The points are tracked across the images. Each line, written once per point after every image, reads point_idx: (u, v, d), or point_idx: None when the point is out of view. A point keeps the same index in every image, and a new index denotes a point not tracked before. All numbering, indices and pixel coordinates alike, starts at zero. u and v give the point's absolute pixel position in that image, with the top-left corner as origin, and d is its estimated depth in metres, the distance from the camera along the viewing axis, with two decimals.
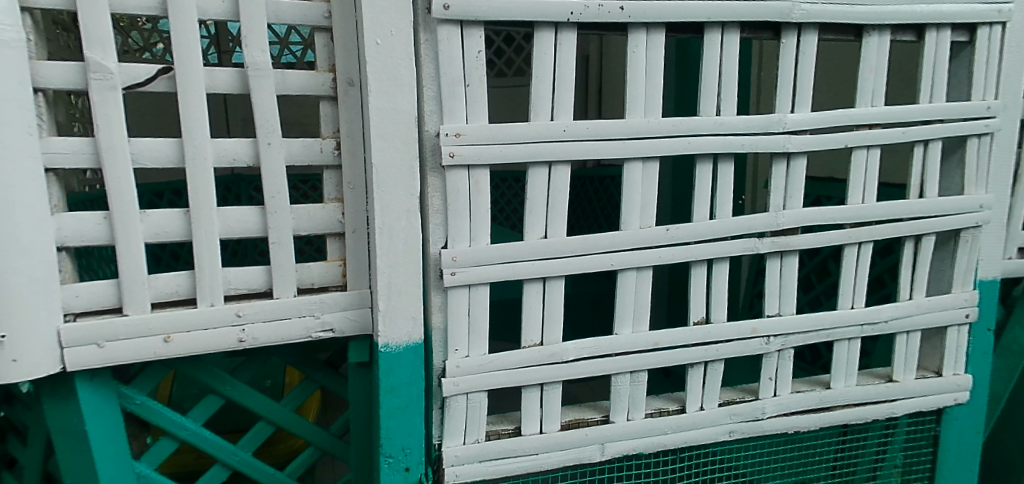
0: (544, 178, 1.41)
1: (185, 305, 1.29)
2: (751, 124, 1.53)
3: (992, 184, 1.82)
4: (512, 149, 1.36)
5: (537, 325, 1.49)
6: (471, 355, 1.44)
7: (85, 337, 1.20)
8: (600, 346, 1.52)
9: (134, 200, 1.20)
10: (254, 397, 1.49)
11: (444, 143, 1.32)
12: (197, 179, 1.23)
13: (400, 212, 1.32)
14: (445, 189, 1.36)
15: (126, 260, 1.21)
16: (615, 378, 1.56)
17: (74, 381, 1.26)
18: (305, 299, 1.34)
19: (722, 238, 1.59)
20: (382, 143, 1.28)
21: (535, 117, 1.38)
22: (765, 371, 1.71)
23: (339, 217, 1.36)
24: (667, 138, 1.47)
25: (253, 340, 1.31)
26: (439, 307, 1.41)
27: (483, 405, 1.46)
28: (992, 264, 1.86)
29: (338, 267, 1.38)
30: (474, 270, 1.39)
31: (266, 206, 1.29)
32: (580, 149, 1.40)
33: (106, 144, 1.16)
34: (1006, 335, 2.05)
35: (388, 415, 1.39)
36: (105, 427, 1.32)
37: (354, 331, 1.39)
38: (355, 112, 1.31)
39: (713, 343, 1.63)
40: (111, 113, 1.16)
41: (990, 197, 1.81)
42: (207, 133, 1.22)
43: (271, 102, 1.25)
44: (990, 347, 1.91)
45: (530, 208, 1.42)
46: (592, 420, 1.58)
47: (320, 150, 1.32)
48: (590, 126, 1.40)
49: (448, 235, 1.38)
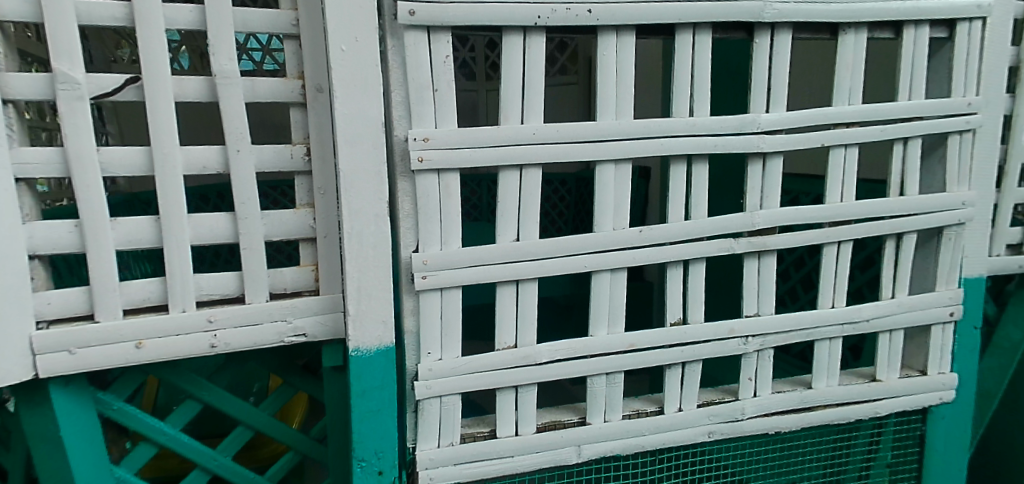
0: (515, 182, 1.42)
1: (157, 311, 1.31)
2: (724, 124, 1.53)
3: (975, 180, 1.81)
4: (481, 152, 1.37)
5: (511, 327, 1.49)
6: (444, 358, 1.45)
7: (57, 344, 1.23)
8: (575, 348, 1.52)
9: (104, 208, 1.22)
10: (231, 401, 1.51)
11: (412, 148, 1.33)
12: (166, 187, 1.24)
13: (369, 217, 1.33)
14: (415, 194, 1.37)
15: (96, 268, 1.23)
16: (591, 380, 1.57)
17: (50, 387, 1.29)
18: (277, 304, 1.36)
19: (697, 239, 1.59)
20: (349, 149, 1.29)
21: (505, 120, 1.39)
22: (744, 371, 1.71)
23: (310, 222, 1.37)
24: (639, 139, 1.47)
25: (225, 345, 1.33)
26: (411, 310, 1.42)
27: (456, 408, 1.47)
28: (976, 261, 1.85)
29: (311, 272, 1.40)
30: (446, 274, 1.40)
31: (236, 212, 1.31)
32: (550, 152, 1.41)
33: (75, 153, 1.18)
34: (998, 332, 2.03)
35: (360, 419, 1.41)
36: (82, 432, 1.34)
37: (326, 335, 1.41)
38: (324, 119, 1.32)
39: (690, 344, 1.63)
40: (79, 122, 1.17)
41: (972, 194, 1.80)
42: (176, 141, 1.24)
43: (239, 110, 1.26)
44: (976, 345, 1.89)
45: (502, 211, 1.43)
46: (568, 422, 1.58)
47: (290, 156, 1.33)
48: (560, 128, 1.40)
49: (419, 240, 1.39)
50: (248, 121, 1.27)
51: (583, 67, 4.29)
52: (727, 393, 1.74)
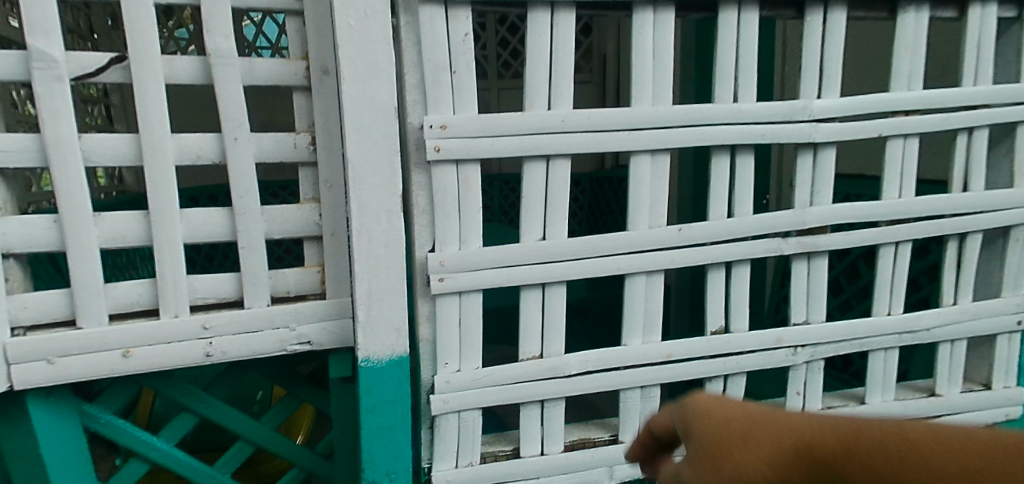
0: (542, 174, 1.28)
1: (146, 316, 1.19)
2: (772, 111, 1.38)
3: None
4: (503, 141, 1.23)
5: (536, 336, 1.36)
6: (462, 369, 1.32)
7: (35, 352, 1.12)
8: (607, 358, 1.38)
9: (86, 201, 1.10)
10: (230, 414, 1.40)
11: (427, 136, 1.20)
12: (156, 179, 1.12)
13: (380, 212, 1.20)
14: (431, 188, 1.24)
15: (78, 268, 1.12)
16: (624, 394, 1.43)
17: (28, 400, 1.18)
18: (279, 309, 1.24)
19: (741, 238, 1.45)
20: (358, 137, 1.17)
21: (530, 106, 1.25)
22: (791, 384, 1.56)
23: (315, 218, 1.25)
24: (679, 127, 1.33)
25: (221, 354, 1.21)
26: (427, 316, 1.29)
27: (475, 424, 1.34)
28: None
29: (317, 274, 1.27)
30: (464, 276, 1.27)
31: (233, 207, 1.18)
32: (581, 140, 1.27)
33: (53, 141, 1.06)
34: None
35: (369, 437, 1.27)
36: (64, 448, 1.23)
37: (334, 343, 1.28)
38: (330, 103, 1.20)
39: (732, 354, 1.48)
40: (57, 105, 1.06)
41: None
42: (166, 127, 1.11)
43: (236, 93, 1.14)
44: None
45: (527, 207, 1.30)
46: (599, 440, 1.44)
47: (293, 145, 1.20)
48: (590, 115, 1.27)
49: (435, 238, 1.26)
50: (246, 106, 1.15)
51: (597, 64, 4.15)
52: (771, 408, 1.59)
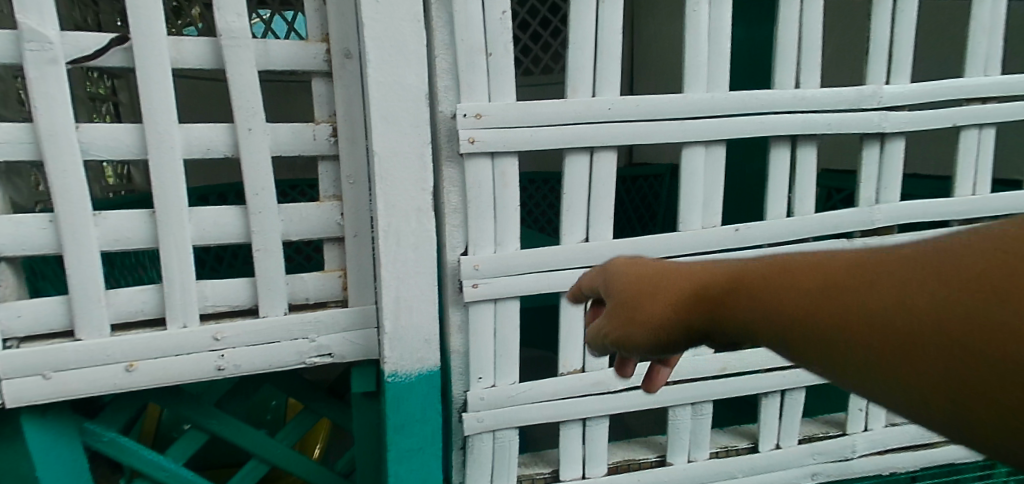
0: (586, 169, 1.16)
1: (152, 326, 1.08)
2: (838, 99, 1.25)
3: None
4: (544, 132, 1.11)
5: (578, 348, 1.24)
6: (497, 384, 1.20)
7: (30, 366, 1.01)
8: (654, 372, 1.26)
9: (85, 199, 0.99)
10: (244, 432, 1.29)
11: (461, 126, 1.08)
12: (161, 173, 1.01)
13: (409, 211, 1.09)
14: (464, 185, 1.12)
15: (76, 275, 1.01)
16: (673, 411, 1.32)
17: (23, 418, 1.07)
18: (297, 318, 1.13)
19: (801, 239, 1.32)
20: (385, 127, 1.05)
21: (573, 93, 1.13)
22: (855, 401, 1.42)
23: (337, 218, 1.13)
24: (737, 116, 1.20)
25: (235, 369, 1.10)
26: (459, 327, 1.17)
27: (512, 445, 1.23)
28: None
29: (339, 279, 1.16)
30: (500, 281, 1.15)
31: (247, 206, 1.07)
32: (629, 130, 1.15)
33: (48, 131, 0.96)
34: None
35: (396, 458, 1.17)
36: (64, 469, 1.12)
37: (357, 355, 1.18)
38: (353, 89, 1.08)
39: (791, 368, 1.36)
40: (52, 91, 0.95)
41: None
42: (172, 116, 1.00)
43: (250, 78, 1.02)
44: None
45: (569, 205, 1.17)
46: (644, 461, 1.34)
47: (312, 136, 1.09)
48: (640, 103, 1.14)
49: (469, 240, 1.14)
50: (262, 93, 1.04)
51: None
52: (830, 425, 1.46)
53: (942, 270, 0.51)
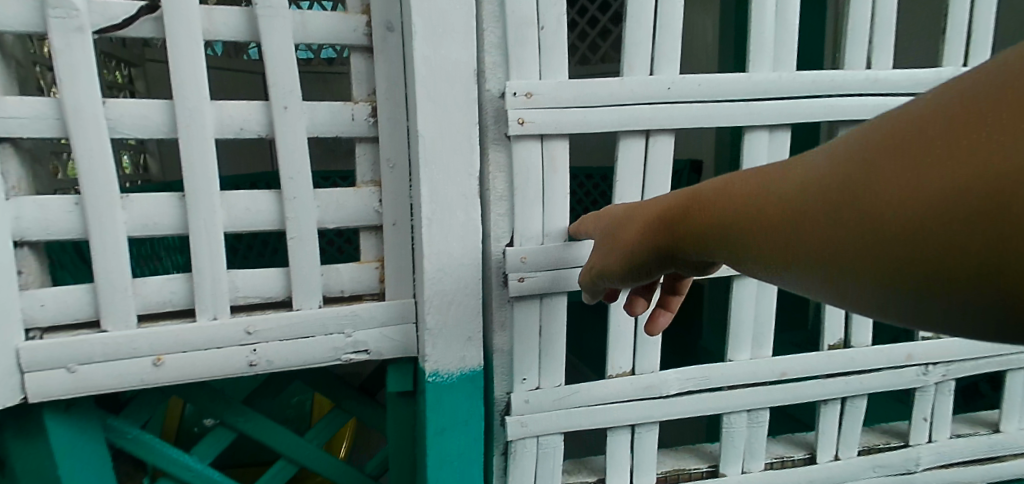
0: (641, 154, 1.08)
1: (181, 317, 1.02)
2: (914, 80, 1.16)
3: None
4: (598, 113, 1.03)
5: (628, 349, 1.16)
6: (542, 386, 1.12)
7: (53, 358, 0.95)
8: (709, 376, 1.18)
9: (112, 181, 0.93)
10: (273, 432, 1.23)
11: (511, 106, 1.00)
12: (192, 153, 0.95)
13: (454, 198, 1.02)
14: (511, 171, 1.04)
15: (102, 261, 0.95)
16: (728, 418, 1.23)
17: (44, 413, 1.01)
18: (333, 312, 1.06)
19: None
20: (430, 106, 0.98)
21: (629, 70, 1.05)
22: (918, 410, 1.33)
23: (374, 206, 1.07)
24: (805, 97, 1.11)
25: (267, 364, 1.04)
26: (502, 323, 1.11)
27: (556, 451, 1.15)
28: None
29: (375, 271, 1.10)
30: (548, 276, 1.07)
31: (282, 190, 1.00)
32: (690, 112, 1.06)
33: (73, 106, 0.90)
34: None
35: (434, 465, 1.10)
36: (85, 469, 1.06)
37: (395, 352, 1.11)
38: (394, 65, 1.02)
39: (854, 373, 1.26)
40: (78, 62, 0.89)
41: None
42: (204, 90, 0.94)
43: (287, 51, 0.95)
44: None
45: (622, 194, 1.09)
46: (695, 471, 1.25)
47: (350, 116, 1.02)
48: (702, 82, 1.06)
49: (515, 230, 1.06)
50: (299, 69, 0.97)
51: None
52: (889, 434, 1.37)
53: (829, 167, 0.54)
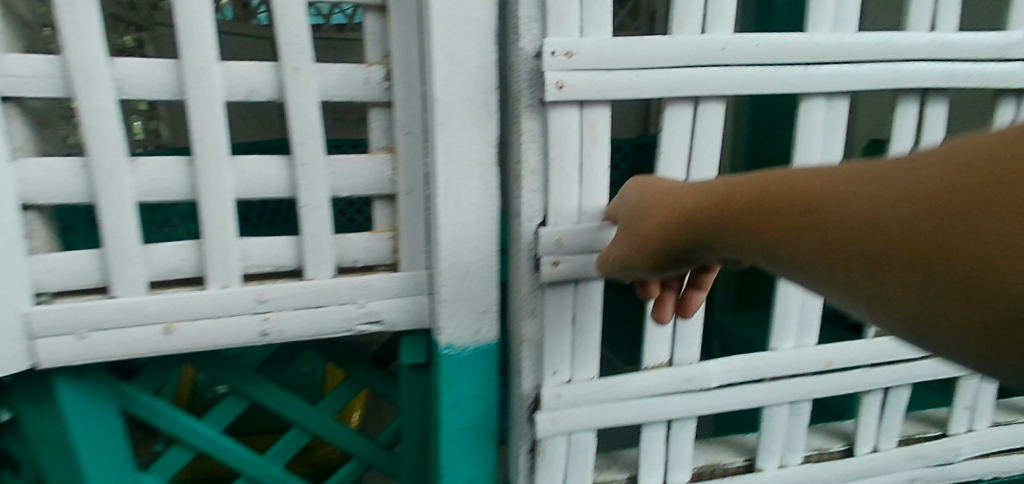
0: (687, 124, 1.04)
1: (191, 285, 1.00)
2: (980, 45, 1.10)
3: None
4: (646, 76, 0.99)
5: (665, 340, 1.13)
6: (573, 379, 1.10)
7: (62, 324, 0.94)
8: (752, 368, 1.15)
9: (119, 144, 0.91)
10: (288, 400, 1.22)
11: (550, 67, 0.96)
12: (201, 116, 0.92)
13: (471, 166, 1.00)
14: (547, 141, 1.00)
15: (111, 226, 0.92)
16: (769, 412, 1.20)
17: (57, 379, 1.00)
18: (345, 282, 1.04)
19: None
20: (449, 69, 0.94)
21: (679, 29, 1.00)
22: (960, 400, 1.29)
23: (389, 173, 1.03)
24: (866, 62, 1.06)
25: (280, 335, 1.02)
26: (531, 309, 1.06)
27: (588, 448, 1.14)
28: None
29: (388, 240, 1.07)
30: (582, 259, 1.04)
31: (293, 156, 0.97)
32: (744, 76, 1.01)
33: (77, 64, 0.87)
34: None
35: (448, 437, 1.10)
36: (99, 434, 1.06)
37: (408, 324, 1.09)
38: (410, 26, 0.98)
39: (900, 362, 1.23)
40: (83, 19, 0.86)
41: None
42: (212, 50, 0.90)
43: (298, 9, 0.92)
44: None
45: (669, 165, 1.05)
46: (730, 466, 1.24)
47: (364, 80, 0.99)
48: (757, 43, 1.01)
49: (549, 208, 1.02)
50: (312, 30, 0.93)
51: None
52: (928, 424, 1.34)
53: (871, 198, 0.58)
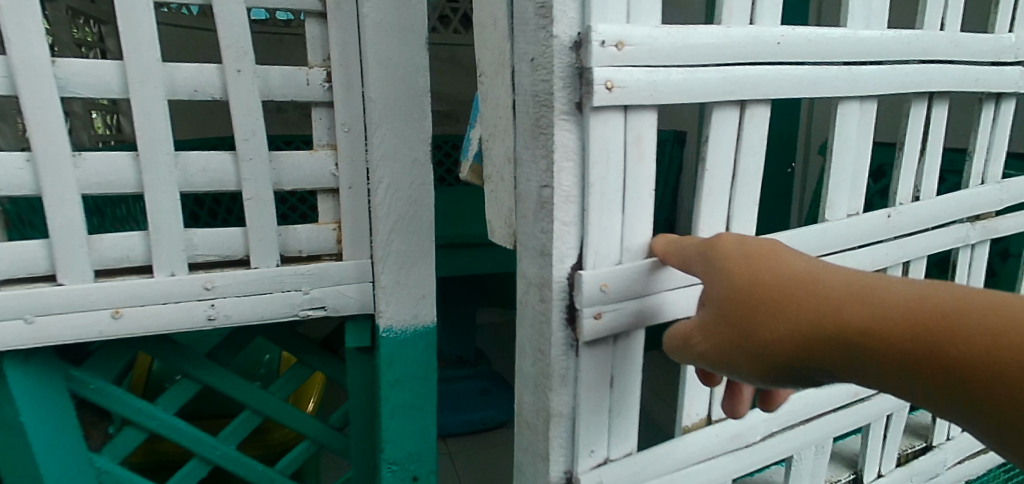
0: (732, 131, 0.84)
1: (138, 274, 1.05)
2: (985, 47, 1.04)
3: None
4: (699, 74, 0.78)
5: (703, 392, 0.95)
6: (609, 457, 0.86)
7: (9, 309, 0.98)
8: (792, 411, 1.02)
9: (65, 139, 0.95)
10: (238, 385, 1.28)
11: (598, 61, 0.72)
12: (145, 114, 0.97)
13: (406, 161, 1.10)
14: (585, 157, 0.75)
15: (57, 216, 0.97)
16: (799, 458, 1.07)
17: (5, 364, 1.05)
18: (290, 270, 1.10)
19: (931, 230, 1.10)
20: (384, 73, 1.06)
21: (727, 18, 0.81)
22: None
23: (331, 168, 1.10)
24: (902, 63, 0.94)
25: (227, 319, 1.08)
26: (563, 378, 0.81)
27: None
28: None
29: (332, 232, 1.14)
30: (628, 307, 0.81)
31: (237, 152, 1.03)
32: (793, 78, 0.84)
33: (23, 64, 0.91)
34: None
35: (390, 414, 1.18)
36: (49, 416, 1.11)
37: (352, 310, 1.16)
38: (349, 30, 1.06)
39: None
40: (27, 21, 0.91)
41: None
42: (156, 52, 0.96)
43: (239, 14, 0.98)
44: None
45: (708, 186, 0.85)
46: None
47: (306, 80, 1.06)
48: (808, 37, 0.84)
49: (587, 244, 0.78)
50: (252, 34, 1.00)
51: None
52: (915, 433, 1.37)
53: None
